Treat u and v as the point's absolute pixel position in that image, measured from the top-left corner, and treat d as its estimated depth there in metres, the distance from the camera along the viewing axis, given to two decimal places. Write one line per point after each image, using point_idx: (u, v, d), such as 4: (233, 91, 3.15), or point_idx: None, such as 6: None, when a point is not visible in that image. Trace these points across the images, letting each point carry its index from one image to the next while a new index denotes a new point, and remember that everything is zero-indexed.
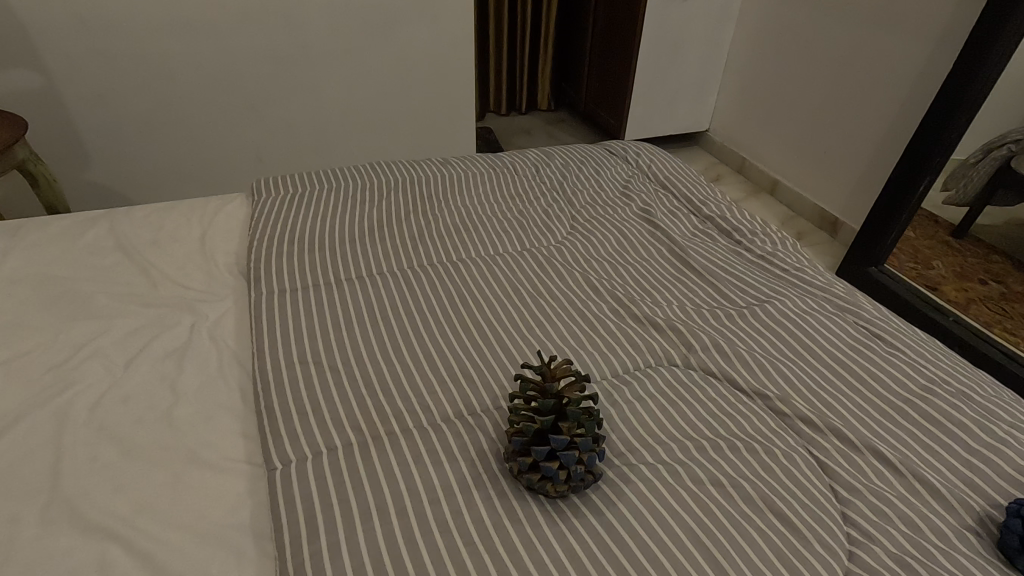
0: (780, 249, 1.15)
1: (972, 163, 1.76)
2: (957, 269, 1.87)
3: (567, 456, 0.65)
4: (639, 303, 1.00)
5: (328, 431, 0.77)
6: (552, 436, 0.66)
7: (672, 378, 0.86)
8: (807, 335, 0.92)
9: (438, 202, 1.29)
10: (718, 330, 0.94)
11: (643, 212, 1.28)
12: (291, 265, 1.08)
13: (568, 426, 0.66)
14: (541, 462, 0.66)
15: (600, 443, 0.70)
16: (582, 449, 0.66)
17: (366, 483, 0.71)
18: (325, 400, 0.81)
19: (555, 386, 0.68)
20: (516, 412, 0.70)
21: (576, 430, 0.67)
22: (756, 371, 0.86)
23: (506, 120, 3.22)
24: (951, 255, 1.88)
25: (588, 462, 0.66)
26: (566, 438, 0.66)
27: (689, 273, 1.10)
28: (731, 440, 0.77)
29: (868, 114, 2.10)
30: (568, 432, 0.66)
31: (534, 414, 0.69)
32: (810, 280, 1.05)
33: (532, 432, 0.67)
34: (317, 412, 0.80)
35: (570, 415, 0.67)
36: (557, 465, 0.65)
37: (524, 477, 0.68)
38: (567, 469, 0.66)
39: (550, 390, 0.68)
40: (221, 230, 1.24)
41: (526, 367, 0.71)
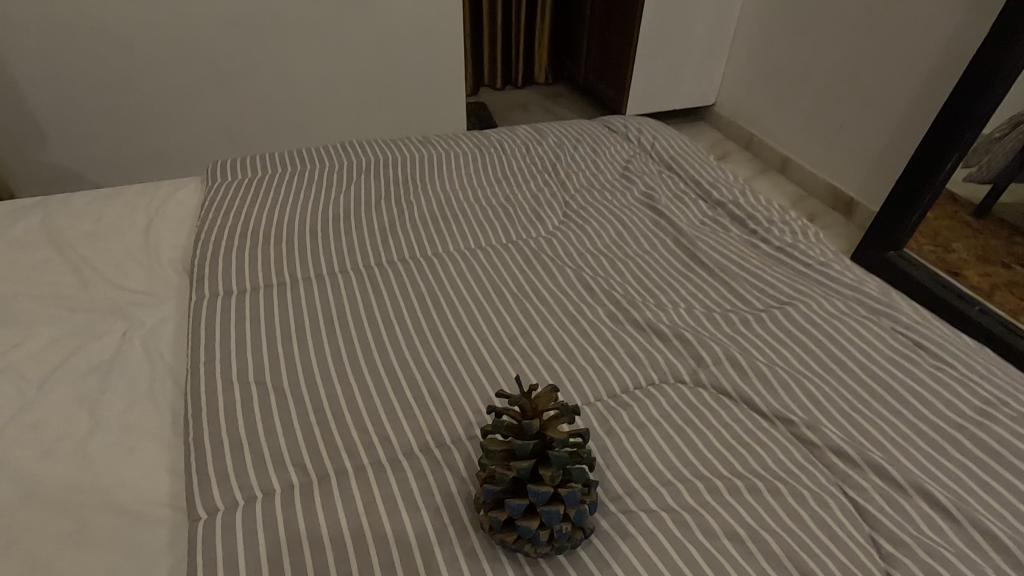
0: (801, 239, 1.01)
1: (995, 138, 1.60)
2: (979, 252, 1.71)
3: (549, 513, 0.53)
4: (641, 306, 0.86)
5: (266, 469, 0.65)
6: (530, 488, 0.53)
7: (678, 398, 0.73)
8: (838, 346, 0.79)
9: (414, 188, 1.15)
10: (733, 339, 0.81)
11: (645, 196, 1.14)
12: (242, 263, 0.95)
13: (550, 475, 0.54)
14: (517, 521, 0.53)
15: (592, 493, 0.57)
16: (568, 504, 0.54)
17: (306, 538, 0.59)
18: (267, 431, 0.69)
19: (536, 423, 0.56)
20: (488, 454, 0.57)
21: (560, 479, 0.54)
22: (777, 390, 0.73)
23: (501, 95, 3.04)
24: (972, 236, 1.71)
25: (576, 519, 0.54)
26: (547, 489, 0.53)
27: (699, 268, 0.96)
28: (750, 479, 0.64)
29: (889, 87, 1.94)
30: (550, 483, 0.54)
31: (510, 456, 0.56)
32: (838, 276, 0.91)
33: (506, 482, 0.54)
34: (254, 445, 0.67)
35: (554, 461, 0.54)
36: (537, 526, 0.53)
37: (497, 536, 0.55)
38: (550, 529, 0.54)
39: (530, 429, 0.55)
40: (169, 219, 1.10)
41: (500, 397, 0.58)
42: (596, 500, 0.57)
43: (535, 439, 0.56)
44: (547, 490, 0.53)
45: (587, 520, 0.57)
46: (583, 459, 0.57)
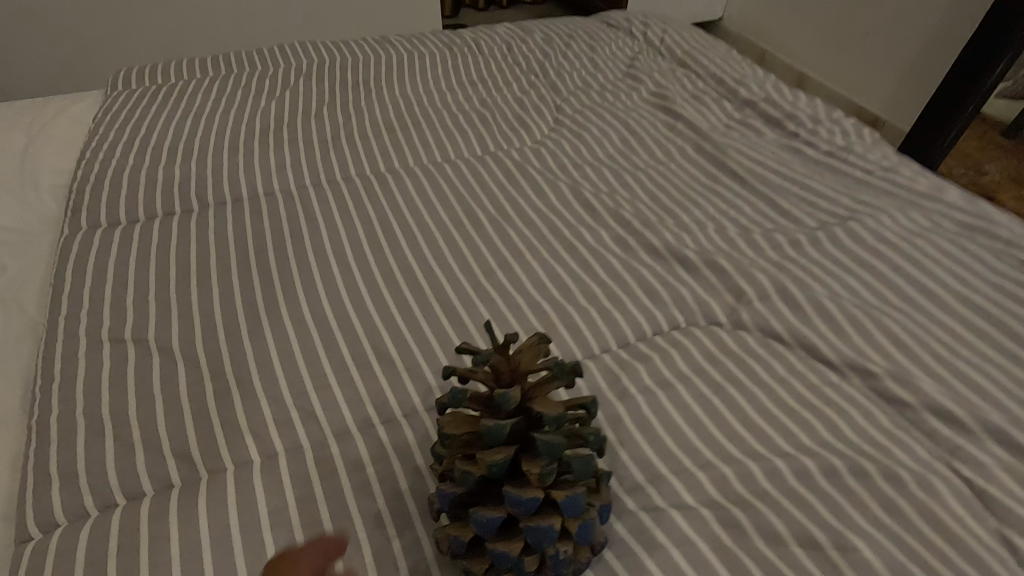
0: (854, 140, 0.80)
1: None
2: (1014, 174, 1.41)
3: (538, 531, 0.34)
4: (657, 227, 0.66)
5: (131, 458, 0.45)
6: (507, 493, 0.34)
7: (713, 346, 0.54)
8: (922, 272, 0.59)
9: (366, 94, 0.91)
10: (782, 265, 0.61)
11: (658, 97, 0.91)
12: (136, 185, 0.72)
13: (539, 473, 0.35)
14: (489, 544, 0.35)
15: (602, 491, 0.38)
16: (567, 515, 0.35)
17: (179, 564, 0.39)
18: (140, 404, 0.48)
19: (513, 393, 0.36)
20: (445, 441, 0.38)
21: (552, 479, 0.35)
22: (846, 332, 0.54)
23: (484, 16, 2.71)
24: (1007, 156, 1.43)
25: (580, 536, 0.35)
26: (533, 494, 0.34)
27: (728, 178, 0.75)
28: (823, 456, 0.45)
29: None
30: (538, 483, 0.35)
31: (478, 442, 0.37)
32: (908, 184, 0.71)
33: (471, 483, 0.36)
34: (118, 422, 0.47)
35: (545, 451, 0.35)
36: (521, 551, 0.34)
37: (462, 561, 0.37)
38: (540, 554, 0.35)
39: (505, 405, 0.36)
40: (55, 138, 0.86)
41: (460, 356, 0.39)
42: (609, 501, 0.38)
43: (516, 415, 0.37)
44: (534, 497, 0.34)
45: (596, 531, 0.38)
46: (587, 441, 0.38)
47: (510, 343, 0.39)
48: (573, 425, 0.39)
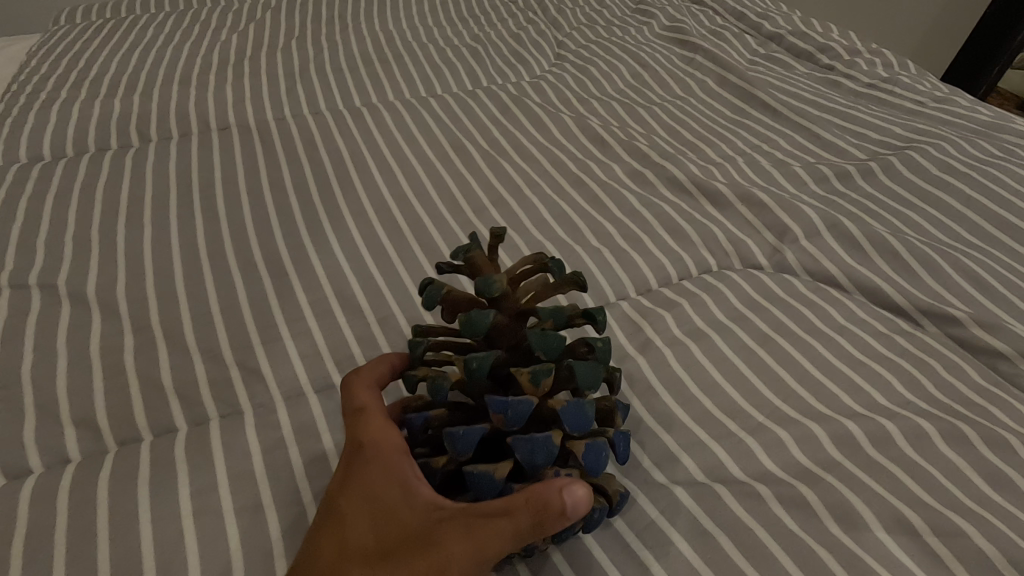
0: (900, 72, 0.70)
1: None
2: None
3: (530, 444, 0.27)
4: (680, 160, 0.56)
5: (16, 424, 0.35)
6: (488, 398, 0.27)
7: (755, 291, 0.45)
8: (1002, 203, 0.49)
9: (342, 28, 0.80)
10: (829, 200, 0.51)
11: (671, 31, 0.80)
12: (66, 116, 0.62)
13: (529, 375, 0.28)
14: (467, 467, 0.27)
15: (618, 423, 0.30)
16: (568, 429, 0.28)
17: (61, 560, 0.29)
18: (35, 357, 0.38)
19: (497, 280, 0.30)
20: (419, 352, 0.32)
21: (547, 382, 0.28)
22: (914, 272, 0.45)
23: None
24: None
25: (588, 462, 0.27)
26: (522, 395, 0.27)
27: (757, 111, 0.65)
28: (905, 417, 0.36)
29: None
30: (528, 384, 0.28)
31: (459, 353, 0.31)
32: (966, 113, 0.61)
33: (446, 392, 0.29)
34: (4, 376, 0.37)
35: (535, 342, 0.28)
36: (508, 472, 0.26)
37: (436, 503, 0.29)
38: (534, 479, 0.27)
39: (486, 293, 0.30)
40: None
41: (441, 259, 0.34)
42: (625, 429, 0.30)
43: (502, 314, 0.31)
44: (525, 400, 0.27)
45: (610, 477, 0.30)
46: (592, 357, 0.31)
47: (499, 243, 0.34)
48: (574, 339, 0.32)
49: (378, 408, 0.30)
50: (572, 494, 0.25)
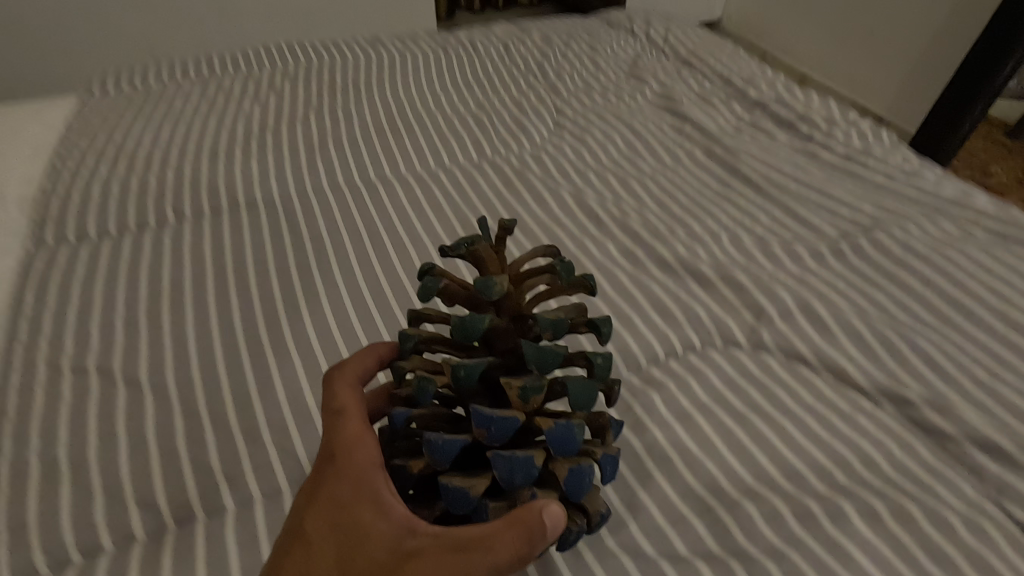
0: (873, 143, 0.76)
1: None
2: None
3: (509, 464, 0.30)
4: (667, 239, 0.61)
5: (86, 505, 0.40)
6: (474, 410, 0.30)
7: (734, 370, 0.50)
8: (958, 285, 0.55)
9: (357, 95, 0.86)
10: (802, 279, 0.57)
11: (663, 98, 0.86)
12: (107, 193, 0.68)
13: (519, 391, 0.31)
14: (442, 481, 0.30)
15: (607, 445, 0.34)
16: (551, 448, 0.31)
17: None
18: (94, 442, 0.43)
19: (496, 283, 0.32)
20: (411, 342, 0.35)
21: (535, 400, 0.31)
22: (876, 353, 0.50)
23: (480, 18, 2.74)
24: None
25: (569, 485, 0.31)
26: (509, 411, 0.30)
27: (739, 183, 0.70)
28: (861, 497, 0.41)
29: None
30: (517, 399, 0.31)
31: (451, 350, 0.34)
32: (930, 188, 0.67)
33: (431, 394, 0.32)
34: (74, 461, 0.42)
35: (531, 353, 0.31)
36: (482, 489, 0.30)
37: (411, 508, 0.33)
38: (510, 501, 0.31)
39: (486, 294, 0.32)
40: (26, 145, 0.81)
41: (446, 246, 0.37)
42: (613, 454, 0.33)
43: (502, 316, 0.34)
44: (510, 418, 0.30)
45: (594, 497, 0.33)
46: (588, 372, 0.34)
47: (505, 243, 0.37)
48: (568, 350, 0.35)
49: (358, 412, 0.35)
50: (550, 514, 0.29)
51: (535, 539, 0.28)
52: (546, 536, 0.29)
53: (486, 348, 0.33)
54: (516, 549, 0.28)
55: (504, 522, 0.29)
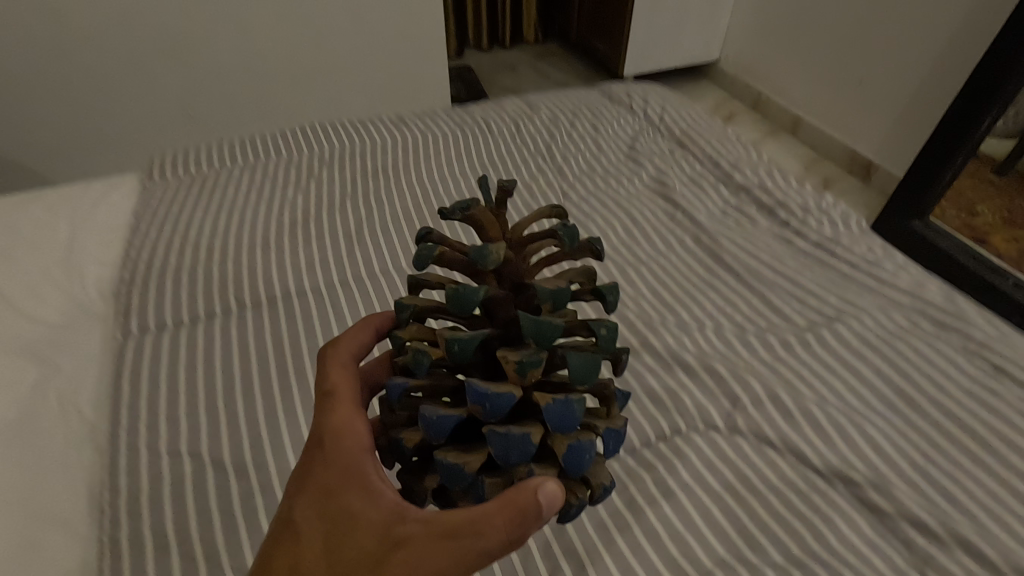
0: (843, 229, 0.87)
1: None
2: (1005, 216, 1.43)
3: (506, 441, 0.37)
4: (659, 328, 0.72)
5: None
6: (474, 389, 0.37)
7: (713, 451, 0.60)
8: (904, 376, 0.65)
9: (386, 181, 0.98)
10: (772, 366, 0.67)
11: (658, 183, 0.97)
12: (178, 284, 0.79)
13: (518, 368, 0.38)
14: (437, 458, 0.37)
15: (610, 420, 0.41)
16: (549, 425, 0.38)
17: None
18: (201, 533, 0.55)
19: (492, 253, 0.40)
20: (410, 310, 0.43)
21: (530, 374, 0.38)
22: (833, 438, 0.60)
23: (489, 57, 2.86)
24: (994, 197, 1.44)
25: (568, 460, 0.38)
26: (501, 387, 0.37)
27: (723, 271, 0.81)
28: (810, 568, 0.50)
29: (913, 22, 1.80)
30: (510, 370, 0.38)
31: (449, 315, 0.42)
32: (890, 278, 0.77)
33: (426, 365, 0.40)
34: None
35: (523, 327, 0.38)
36: (477, 464, 0.37)
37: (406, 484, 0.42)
38: (507, 476, 0.39)
39: (483, 261, 0.40)
40: (100, 231, 0.94)
41: (447, 207, 0.45)
42: (617, 429, 0.40)
43: (497, 286, 0.42)
44: (508, 394, 0.37)
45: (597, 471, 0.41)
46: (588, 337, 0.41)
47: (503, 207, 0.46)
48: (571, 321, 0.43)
49: (346, 396, 0.46)
50: (546, 497, 0.36)
51: (529, 521, 0.36)
52: (540, 517, 0.37)
53: (488, 319, 0.42)
54: (512, 529, 0.36)
55: (496, 510, 0.37)
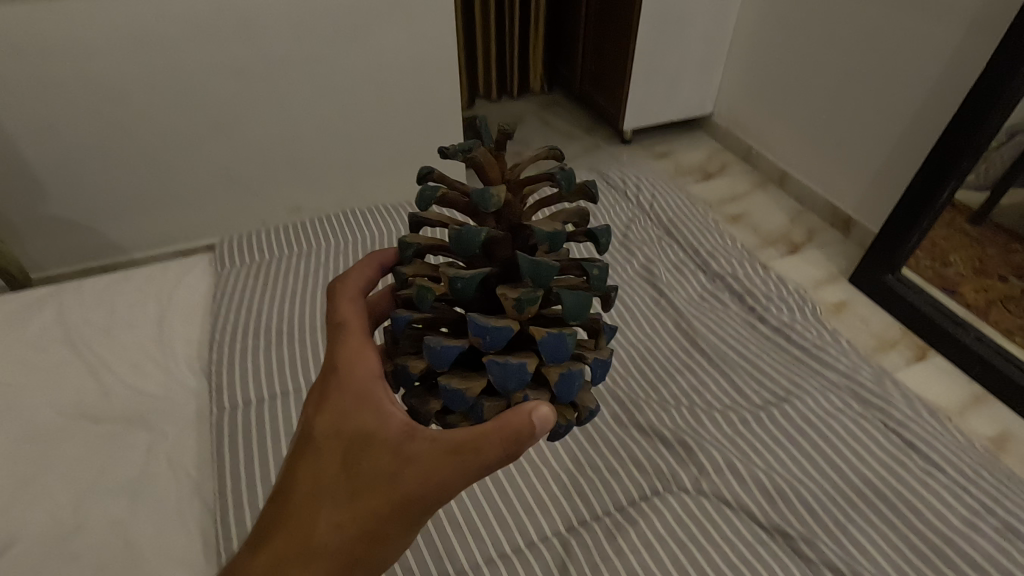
0: (799, 319, 1.06)
1: (995, 146, 1.58)
2: (975, 264, 1.75)
3: (504, 372, 0.52)
4: (642, 406, 0.90)
5: None
6: (476, 327, 0.52)
7: (682, 508, 0.76)
8: (835, 450, 0.83)
9: None
10: (732, 440, 0.85)
11: (645, 271, 1.15)
12: None
13: (518, 308, 0.52)
14: (443, 385, 0.53)
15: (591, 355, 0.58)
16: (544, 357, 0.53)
17: None
18: None
19: (491, 197, 0.53)
20: (414, 249, 0.60)
21: (528, 311, 0.53)
22: (776, 501, 0.77)
23: (497, 107, 3.05)
24: (967, 247, 1.74)
25: (560, 386, 0.54)
26: (500, 323, 0.52)
27: (698, 354, 0.99)
28: None
29: (876, 97, 1.98)
30: (510, 306, 0.53)
31: (450, 253, 0.58)
32: (829, 368, 0.96)
33: (429, 300, 0.55)
34: None
35: (524, 271, 0.52)
36: (477, 389, 0.53)
37: (410, 404, 0.59)
38: (505, 401, 0.55)
39: (483, 204, 0.53)
40: (182, 311, 1.13)
41: (450, 146, 0.57)
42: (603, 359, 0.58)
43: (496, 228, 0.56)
44: (504, 330, 0.52)
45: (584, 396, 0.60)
46: (581, 276, 0.56)
47: (502, 149, 0.58)
48: (566, 259, 0.58)
49: (357, 336, 0.63)
50: (539, 419, 0.52)
51: (525, 440, 0.52)
52: (533, 436, 0.52)
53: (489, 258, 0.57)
54: (511, 443, 0.51)
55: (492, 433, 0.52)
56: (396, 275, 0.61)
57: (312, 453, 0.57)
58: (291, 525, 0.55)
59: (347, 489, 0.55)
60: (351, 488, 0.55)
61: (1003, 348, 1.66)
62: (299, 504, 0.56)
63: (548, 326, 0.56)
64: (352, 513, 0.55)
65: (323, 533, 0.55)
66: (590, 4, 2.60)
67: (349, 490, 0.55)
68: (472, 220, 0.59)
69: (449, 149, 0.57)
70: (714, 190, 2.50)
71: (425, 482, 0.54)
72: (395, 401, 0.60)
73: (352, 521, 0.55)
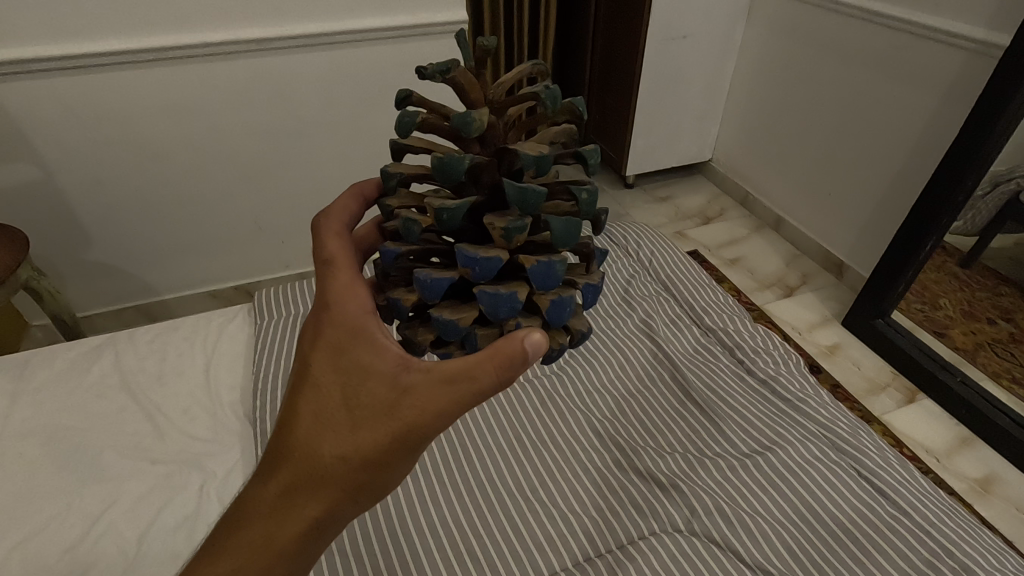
0: (783, 371, 1.17)
1: (980, 196, 1.69)
2: (964, 307, 1.85)
3: (495, 300, 0.58)
4: (641, 451, 1.00)
5: None
6: (466, 259, 0.57)
7: (675, 546, 0.86)
8: (814, 496, 0.93)
9: None
10: (720, 484, 0.95)
11: (644, 324, 1.27)
12: None
13: (507, 235, 0.58)
14: (435, 313, 0.59)
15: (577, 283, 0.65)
16: (534, 285, 0.59)
17: None
18: None
19: (475, 119, 0.56)
20: (398, 178, 0.66)
21: (517, 239, 0.58)
22: (759, 542, 0.88)
23: None
24: (957, 290, 1.85)
25: (552, 313, 0.60)
26: (489, 254, 0.57)
27: (692, 405, 1.10)
28: None
29: (863, 152, 2.12)
30: (499, 236, 0.58)
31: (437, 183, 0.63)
32: (811, 419, 1.07)
33: (416, 231, 0.60)
34: None
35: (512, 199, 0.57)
36: (468, 318, 0.59)
37: (404, 335, 0.65)
38: (498, 329, 0.61)
39: (466, 127, 0.56)
40: (225, 360, 1.25)
41: (429, 66, 0.58)
42: (595, 283, 0.65)
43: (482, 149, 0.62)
44: (493, 261, 0.57)
45: (576, 320, 0.66)
46: (570, 201, 0.62)
47: (481, 66, 0.61)
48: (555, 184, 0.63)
49: (344, 268, 0.70)
50: (530, 343, 0.56)
51: (518, 364, 0.57)
52: (526, 361, 0.57)
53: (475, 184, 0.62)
54: (504, 369, 0.57)
55: (485, 354, 0.58)
56: (381, 208, 0.66)
57: (311, 392, 0.64)
58: (298, 457, 0.64)
59: (345, 425, 0.63)
60: (351, 423, 0.62)
61: (988, 391, 1.75)
62: (303, 435, 0.64)
63: (536, 252, 0.61)
64: (353, 445, 0.62)
65: (327, 462, 0.63)
66: (592, 59, 2.77)
67: (353, 423, 0.63)
68: (455, 143, 0.63)
69: (426, 69, 0.59)
70: (713, 233, 2.63)
71: (419, 412, 0.61)
72: (389, 335, 0.66)
73: (354, 453, 0.62)
